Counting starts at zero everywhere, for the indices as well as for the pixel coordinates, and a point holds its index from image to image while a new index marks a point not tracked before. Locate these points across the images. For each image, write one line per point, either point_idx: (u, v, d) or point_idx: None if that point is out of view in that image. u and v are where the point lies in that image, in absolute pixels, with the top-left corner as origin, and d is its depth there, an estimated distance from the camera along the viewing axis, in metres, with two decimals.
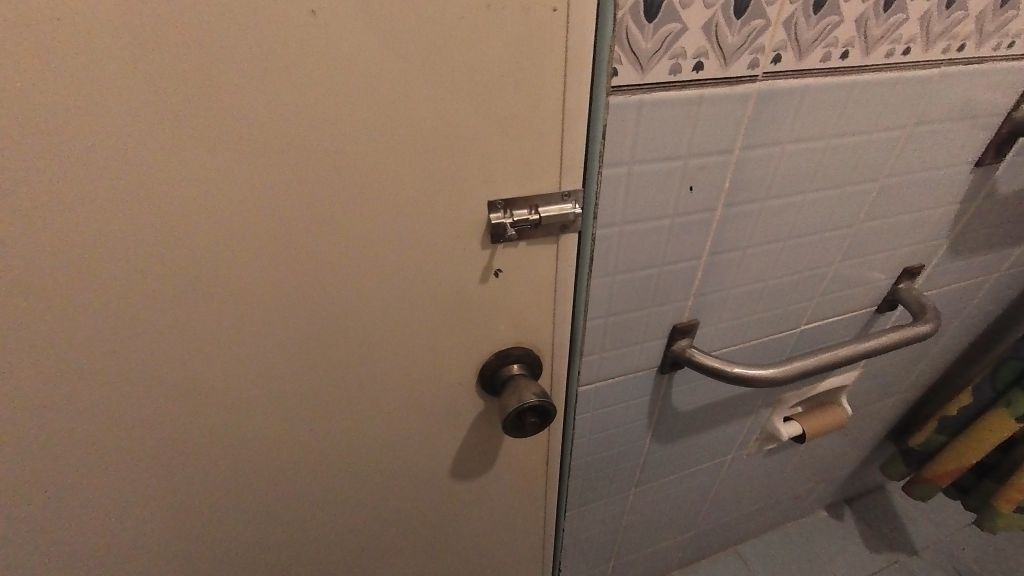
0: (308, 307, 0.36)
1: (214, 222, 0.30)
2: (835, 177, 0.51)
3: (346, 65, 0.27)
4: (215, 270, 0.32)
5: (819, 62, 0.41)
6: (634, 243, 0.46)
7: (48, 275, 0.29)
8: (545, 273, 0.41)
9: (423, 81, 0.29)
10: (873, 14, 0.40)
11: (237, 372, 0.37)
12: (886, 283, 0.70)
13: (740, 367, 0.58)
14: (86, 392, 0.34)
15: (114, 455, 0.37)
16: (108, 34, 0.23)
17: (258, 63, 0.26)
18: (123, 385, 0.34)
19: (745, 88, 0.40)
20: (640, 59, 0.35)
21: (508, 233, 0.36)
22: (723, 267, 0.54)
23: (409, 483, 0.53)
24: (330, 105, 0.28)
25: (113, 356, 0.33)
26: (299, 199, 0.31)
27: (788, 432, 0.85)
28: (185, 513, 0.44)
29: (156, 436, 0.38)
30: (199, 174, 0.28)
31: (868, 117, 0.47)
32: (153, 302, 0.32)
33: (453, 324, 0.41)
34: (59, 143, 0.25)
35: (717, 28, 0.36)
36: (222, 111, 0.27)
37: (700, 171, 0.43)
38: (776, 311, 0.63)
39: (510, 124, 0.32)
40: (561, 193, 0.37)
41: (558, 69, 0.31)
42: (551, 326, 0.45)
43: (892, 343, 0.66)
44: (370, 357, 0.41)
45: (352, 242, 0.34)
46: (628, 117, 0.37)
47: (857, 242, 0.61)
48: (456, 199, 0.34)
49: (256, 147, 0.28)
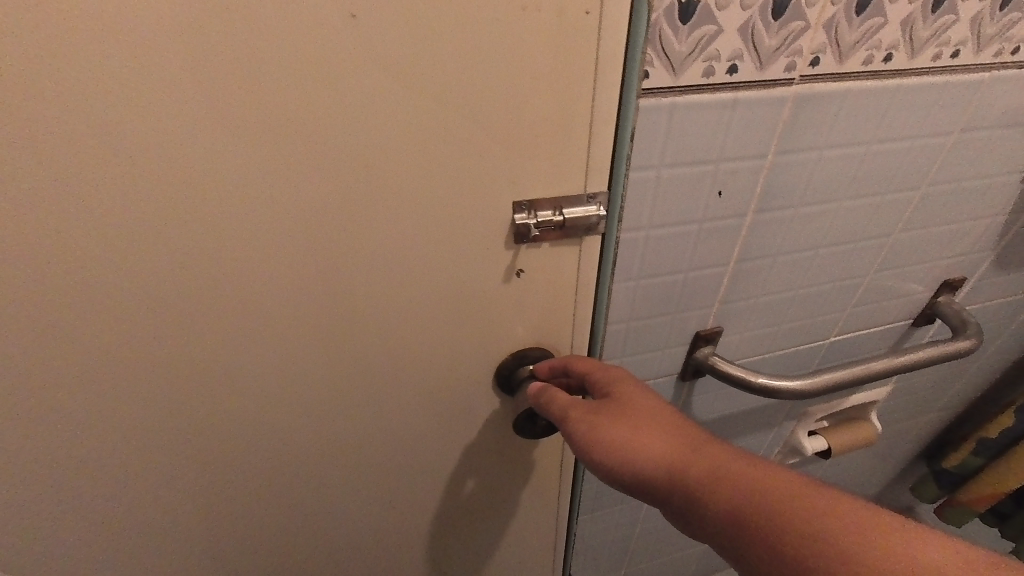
0: (334, 301, 0.37)
1: (251, 215, 0.31)
2: (873, 184, 0.49)
3: (382, 66, 0.28)
4: (248, 261, 0.33)
5: (861, 66, 0.39)
6: (659, 248, 0.45)
7: (97, 260, 0.30)
8: (567, 275, 0.41)
9: (454, 83, 0.29)
10: (921, 15, 0.38)
11: (265, 360, 0.39)
12: (923, 296, 0.67)
13: (766, 379, 0.56)
14: (129, 373, 0.36)
15: (142, 439, 0.39)
16: (161, 39, 0.25)
17: (299, 64, 0.27)
18: (157, 368, 0.36)
19: (782, 91, 0.38)
20: (673, 62, 0.34)
21: (532, 233, 0.36)
22: (751, 274, 0.52)
23: (424, 478, 0.53)
24: (366, 106, 0.29)
25: (155, 339, 0.35)
26: (332, 196, 0.32)
27: (812, 447, 0.83)
28: (212, 495, 0.46)
29: (184, 421, 0.40)
30: (236, 169, 0.29)
31: (911, 124, 0.45)
32: (190, 289, 0.33)
33: (474, 322, 0.41)
34: (110, 138, 0.27)
35: (754, 31, 0.35)
36: (262, 110, 0.28)
37: (732, 176, 0.42)
38: (805, 322, 0.62)
39: (538, 124, 0.32)
40: (586, 196, 0.37)
41: (588, 72, 0.31)
42: (571, 328, 0.45)
43: (927, 359, 0.63)
44: (390, 352, 0.41)
45: (379, 238, 0.35)
46: (658, 120, 0.37)
47: (894, 254, 0.58)
48: (481, 199, 0.35)
49: (293, 144, 0.29)
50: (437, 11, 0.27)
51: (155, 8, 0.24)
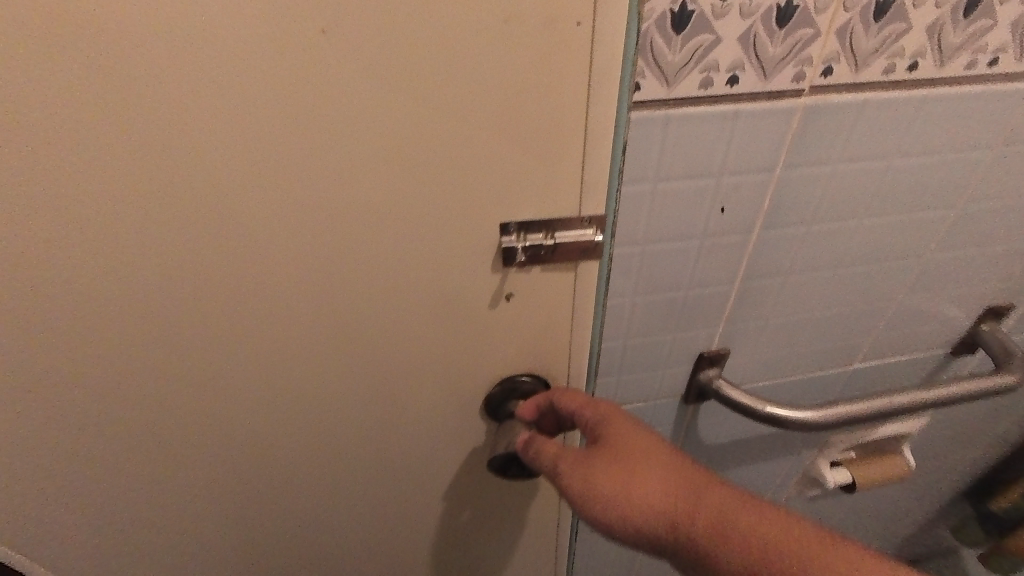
0: (318, 314, 0.37)
1: (236, 227, 0.32)
2: (898, 201, 0.45)
3: (359, 80, 0.28)
4: (234, 271, 0.33)
5: (882, 75, 0.36)
6: (657, 265, 0.44)
7: (90, 265, 0.32)
8: (560, 294, 0.39)
9: (435, 97, 0.29)
10: (952, 19, 0.35)
11: (252, 370, 0.39)
12: (962, 322, 0.61)
13: (773, 408, 0.53)
14: (124, 375, 0.37)
15: (135, 440, 0.40)
16: (148, 60, 0.26)
17: (276, 80, 0.27)
18: (150, 371, 0.37)
19: (790, 102, 0.36)
20: (667, 73, 0.33)
21: (519, 256, 0.36)
22: (760, 293, 0.49)
23: (414, 496, 0.52)
24: (345, 120, 0.29)
25: (148, 343, 0.36)
26: (315, 211, 0.32)
27: (834, 479, 0.78)
28: (203, 499, 0.46)
29: (176, 425, 0.40)
30: (220, 181, 0.30)
31: (942, 137, 0.41)
32: (179, 297, 0.34)
33: (462, 339, 0.40)
34: (101, 150, 0.28)
35: (756, 39, 0.32)
36: (245, 125, 0.28)
37: (735, 190, 0.40)
38: (825, 346, 0.58)
39: (525, 139, 0.31)
40: (581, 219, 0.36)
41: (576, 87, 0.30)
42: (566, 351, 0.44)
43: (962, 395, 0.58)
44: (376, 367, 0.41)
45: (362, 254, 0.34)
46: (652, 133, 0.35)
47: (926, 276, 0.54)
48: (464, 214, 0.34)
49: (275, 159, 0.30)
50: (414, 25, 0.27)
51: (139, 25, 0.25)
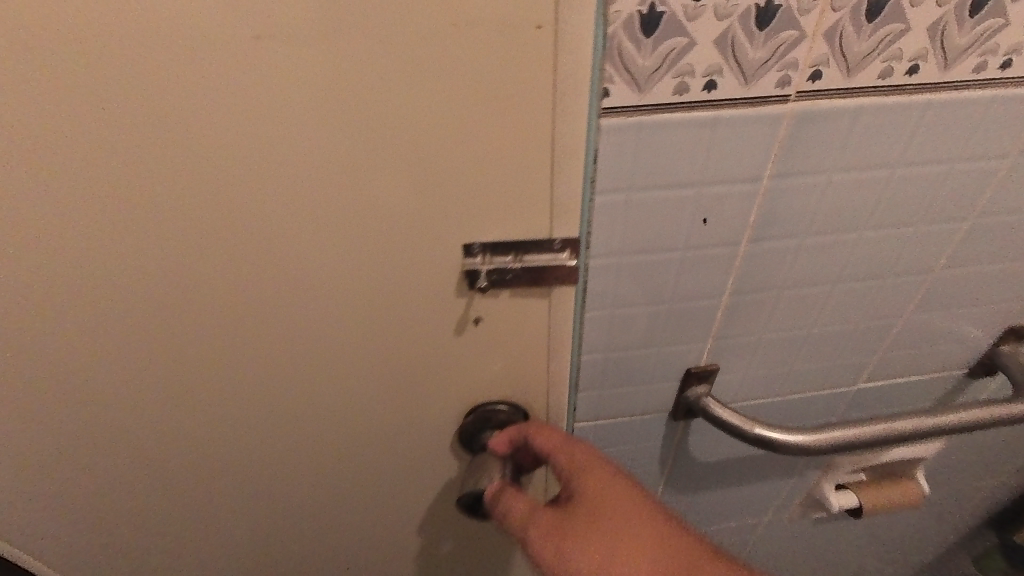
0: (273, 335, 0.35)
1: (177, 245, 0.30)
2: (904, 214, 0.42)
3: (294, 92, 0.25)
4: (180, 291, 0.32)
5: (878, 79, 0.33)
6: (637, 277, 0.42)
7: (34, 284, 0.30)
8: (535, 319, 0.36)
9: (384, 108, 0.26)
10: (957, 19, 0.32)
11: (208, 391, 0.37)
12: (979, 343, 0.57)
13: (762, 428, 0.51)
14: (77, 393, 0.36)
15: (97, 456, 0.39)
16: (69, 73, 0.24)
17: (206, 93, 0.25)
18: (104, 390, 0.36)
19: (774, 109, 0.34)
20: (638, 79, 0.31)
21: (483, 281, 0.33)
22: (751, 309, 0.47)
23: (389, 518, 0.50)
24: (285, 133, 0.26)
25: (99, 362, 0.34)
26: (265, 231, 0.30)
27: (839, 503, 0.74)
28: (172, 515, 0.45)
29: (136, 444, 0.39)
30: (157, 199, 0.28)
31: (948, 145, 0.38)
32: (126, 316, 0.32)
33: (429, 363, 0.38)
34: (30, 167, 0.26)
35: (734, 42, 0.30)
36: (177, 137, 0.26)
37: (718, 201, 0.38)
38: (826, 365, 0.54)
39: (485, 155, 0.28)
40: (553, 241, 0.32)
41: (543, 102, 0.27)
42: (546, 379, 0.41)
43: (972, 422, 0.54)
44: (339, 389, 0.39)
45: (317, 278, 0.32)
46: (625, 142, 0.34)
47: (937, 293, 0.50)
48: (424, 235, 0.31)
49: (212, 176, 0.27)
50: (354, 29, 0.24)
51: (54, 34, 0.23)
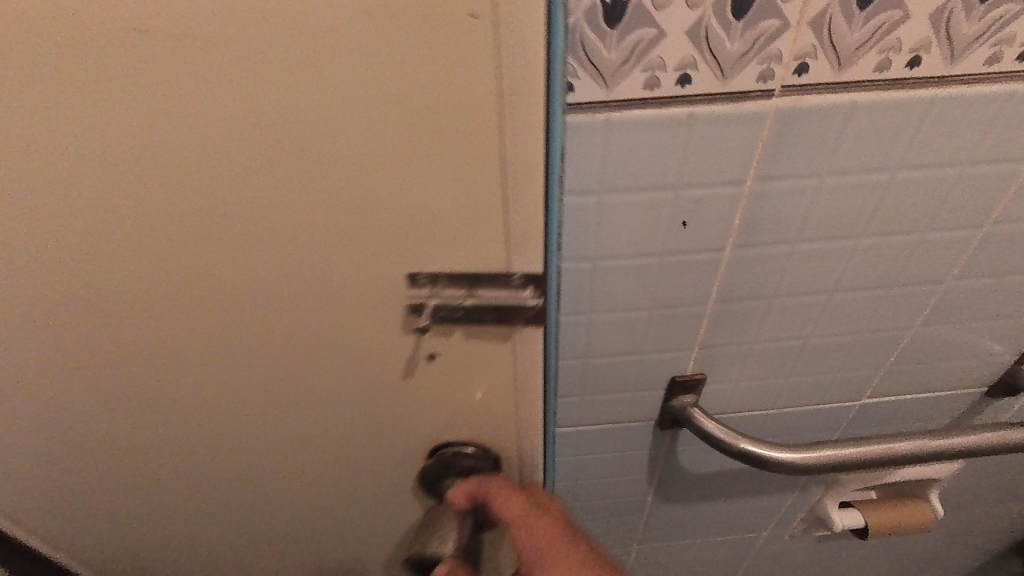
0: (221, 345, 0.33)
1: (111, 253, 0.28)
2: (908, 220, 0.38)
3: (214, 92, 0.23)
4: (120, 299, 0.30)
5: (874, 73, 0.31)
6: (613, 283, 0.40)
7: None
8: (498, 340, 0.34)
9: (312, 108, 0.24)
10: (966, 5, 0.29)
11: (160, 399, 0.36)
12: (999, 359, 0.53)
13: (749, 444, 0.49)
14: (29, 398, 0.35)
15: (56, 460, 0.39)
16: None
17: (120, 93, 0.23)
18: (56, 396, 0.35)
19: (756, 105, 0.31)
20: (603, 73, 0.29)
21: (429, 311, 0.32)
22: (741, 318, 0.44)
23: (358, 532, 0.48)
24: (209, 135, 0.24)
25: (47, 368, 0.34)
26: (207, 240, 0.28)
27: (843, 521, 0.70)
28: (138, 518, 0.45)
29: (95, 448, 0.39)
30: (84, 205, 0.26)
31: (957, 146, 0.35)
32: (68, 324, 0.31)
33: (387, 379, 0.36)
34: None
35: (708, 33, 0.28)
36: (95, 139, 0.24)
37: (698, 204, 0.35)
38: (826, 379, 0.51)
39: (426, 162, 0.26)
40: (510, 274, 0.30)
41: (489, 103, 0.24)
42: (515, 403, 0.38)
43: (980, 446, 0.51)
44: (296, 402, 0.37)
45: (263, 287, 0.30)
46: (593, 140, 0.32)
47: (949, 306, 0.46)
48: (369, 246, 0.29)
49: (138, 179, 0.26)
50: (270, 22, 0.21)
51: None
